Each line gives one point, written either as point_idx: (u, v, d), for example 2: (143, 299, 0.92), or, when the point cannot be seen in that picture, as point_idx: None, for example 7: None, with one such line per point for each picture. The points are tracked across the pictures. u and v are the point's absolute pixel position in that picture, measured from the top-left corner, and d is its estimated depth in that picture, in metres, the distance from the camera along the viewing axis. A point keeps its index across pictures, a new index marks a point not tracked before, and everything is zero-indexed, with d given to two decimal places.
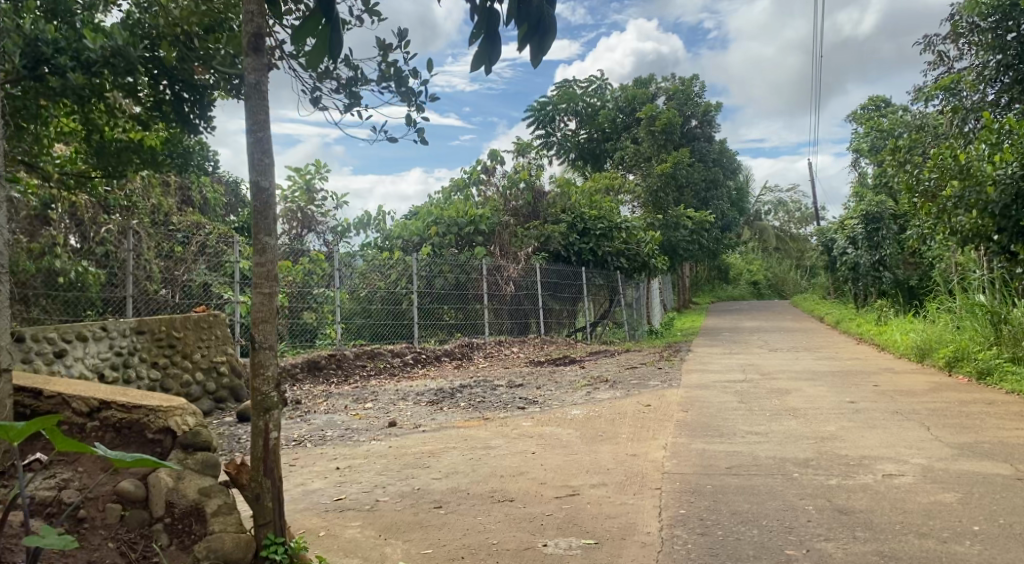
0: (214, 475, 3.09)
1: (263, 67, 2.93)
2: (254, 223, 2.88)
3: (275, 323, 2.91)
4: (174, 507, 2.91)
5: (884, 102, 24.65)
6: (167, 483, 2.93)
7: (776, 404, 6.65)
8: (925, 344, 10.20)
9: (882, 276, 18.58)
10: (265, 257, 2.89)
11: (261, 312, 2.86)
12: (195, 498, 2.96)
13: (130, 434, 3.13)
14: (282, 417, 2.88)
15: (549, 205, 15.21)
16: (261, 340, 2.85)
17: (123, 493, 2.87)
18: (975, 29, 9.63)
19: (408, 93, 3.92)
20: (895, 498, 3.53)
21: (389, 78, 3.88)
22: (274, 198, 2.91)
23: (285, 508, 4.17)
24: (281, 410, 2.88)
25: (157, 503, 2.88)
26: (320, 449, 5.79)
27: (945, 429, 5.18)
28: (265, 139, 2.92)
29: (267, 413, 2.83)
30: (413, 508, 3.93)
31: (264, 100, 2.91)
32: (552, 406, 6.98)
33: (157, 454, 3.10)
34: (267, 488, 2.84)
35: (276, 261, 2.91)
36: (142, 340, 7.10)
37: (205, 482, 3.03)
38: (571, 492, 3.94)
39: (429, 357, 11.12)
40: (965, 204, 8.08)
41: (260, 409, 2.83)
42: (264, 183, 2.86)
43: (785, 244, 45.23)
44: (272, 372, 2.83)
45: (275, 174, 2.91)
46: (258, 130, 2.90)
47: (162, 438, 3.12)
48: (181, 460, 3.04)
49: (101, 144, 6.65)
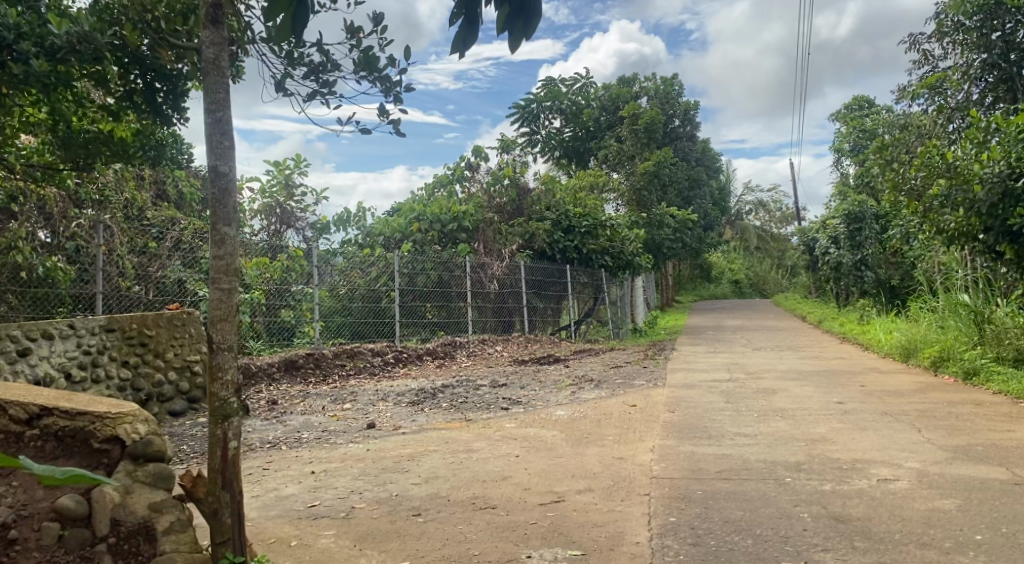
0: (168, 488, 2.89)
1: (222, 42, 2.77)
2: (212, 212, 2.73)
3: (234, 321, 2.77)
4: (120, 526, 2.71)
5: (867, 102, 24.73)
6: (112, 500, 2.72)
7: (764, 404, 6.54)
8: (910, 343, 10.16)
9: (865, 275, 18.60)
10: (223, 250, 2.73)
11: (220, 310, 2.71)
12: (145, 515, 2.76)
13: (73, 443, 2.85)
14: (242, 425, 2.78)
15: (533, 202, 15.04)
16: (219, 340, 2.71)
17: (62, 510, 2.66)
18: (960, 28, 9.58)
19: (381, 80, 3.66)
20: (892, 505, 3.40)
21: (361, 66, 3.64)
22: (232, 185, 2.75)
23: (256, 515, 3.98)
24: (241, 417, 2.78)
25: (101, 521, 2.68)
26: (296, 452, 5.59)
27: (936, 431, 5.08)
28: (224, 120, 2.73)
29: (226, 420, 2.74)
30: (390, 516, 3.75)
31: (223, 77, 2.73)
32: (536, 407, 6.83)
33: (104, 466, 2.84)
34: (225, 503, 2.77)
35: (235, 255, 2.76)
36: (113, 339, 6.84)
37: (157, 496, 2.83)
38: (557, 498, 3.77)
39: (410, 356, 10.91)
40: (953, 203, 8.02)
41: (218, 417, 2.73)
42: (224, 168, 2.69)
43: (767, 243, 45.43)
44: (232, 377, 2.72)
45: (234, 158, 2.73)
46: (217, 110, 2.71)
47: (110, 448, 2.87)
48: (130, 473, 2.83)
49: (69, 134, 6.39)
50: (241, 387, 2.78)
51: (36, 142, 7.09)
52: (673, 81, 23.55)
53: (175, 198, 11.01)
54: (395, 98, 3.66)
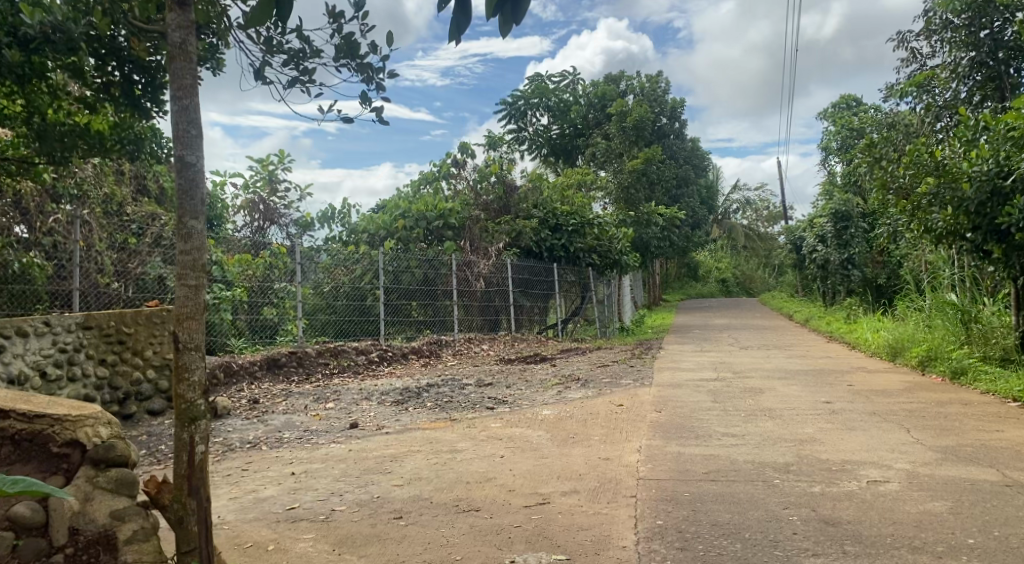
0: (130, 495, 2.78)
1: (188, 27, 2.67)
2: (178, 205, 2.61)
3: (202, 320, 2.64)
4: (79, 535, 2.66)
5: (854, 102, 24.81)
6: (71, 509, 2.66)
7: (751, 404, 6.48)
8: (896, 342, 10.17)
9: (851, 274, 18.65)
10: (190, 245, 2.61)
11: (186, 308, 2.59)
12: (105, 522, 2.72)
13: (30, 446, 2.73)
14: (210, 428, 2.65)
15: (521, 199, 14.95)
16: (186, 339, 2.58)
17: (16, 519, 2.57)
18: (948, 26, 9.58)
19: (362, 67, 3.54)
20: (882, 507, 3.35)
21: (343, 53, 3.53)
22: (200, 176, 2.64)
23: (233, 518, 3.87)
24: (209, 420, 2.65)
25: (58, 531, 2.62)
26: (277, 452, 5.49)
27: (925, 431, 5.05)
28: (191, 108, 2.61)
29: (193, 424, 2.60)
30: (371, 519, 3.66)
31: (189, 63, 2.63)
32: (522, 406, 6.74)
33: (63, 471, 2.73)
34: (192, 511, 2.65)
35: (203, 250, 2.64)
36: (90, 336, 6.69)
37: (119, 504, 2.75)
38: (542, 501, 3.69)
39: (395, 355, 10.80)
40: (940, 201, 8.02)
41: (185, 421, 2.58)
42: (190, 158, 2.58)
43: (753, 242, 45.62)
44: (200, 379, 2.59)
45: (202, 149, 2.62)
46: (182, 97, 2.59)
47: (69, 452, 2.74)
48: (90, 480, 2.72)
49: (44, 127, 6.18)
50: (209, 388, 2.65)
51: (12, 136, 6.96)
52: (660, 78, 23.53)
53: (156, 193, 10.88)
54: (379, 87, 3.56)
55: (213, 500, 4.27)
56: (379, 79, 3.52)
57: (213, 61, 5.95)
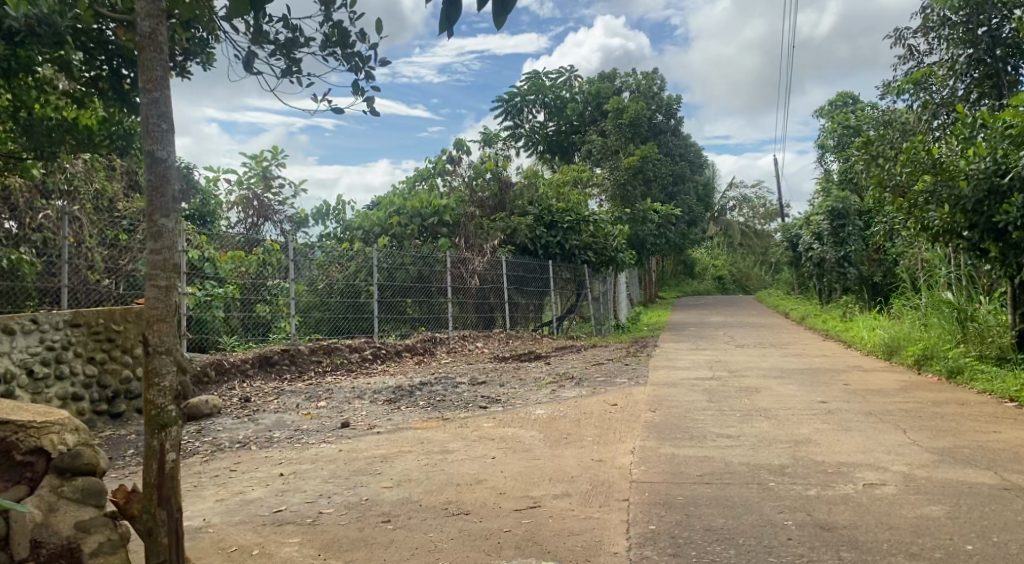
0: (97, 504, 2.81)
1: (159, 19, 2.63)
2: (148, 202, 2.57)
3: (172, 322, 2.62)
4: (41, 548, 2.62)
5: (851, 99, 24.77)
6: (34, 521, 2.62)
7: (747, 404, 6.42)
8: (893, 341, 10.12)
9: (847, 272, 18.60)
10: (161, 244, 2.57)
11: (157, 310, 2.55)
12: (70, 533, 2.69)
13: None
14: (181, 434, 2.63)
15: (516, 196, 14.87)
16: (156, 342, 2.55)
17: None
18: (946, 23, 9.52)
19: (353, 56, 3.51)
20: (879, 512, 3.29)
21: (333, 41, 3.50)
22: (171, 172, 2.59)
23: (218, 521, 3.80)
24: (180, 426, 2.63)
25: (20, 544, 2.57)
26: (266, 453, 5.41)
27: (921, 432, 4.99)
28: (161, 101, 2.57)
29: (163, 430, 2.58)
30: (359, 523, 3.58)
31: (160, 55, 2.58)
32: (515, 405, 6.67)
33: (27, 481, 2.70)
34: (161, 521, 2.62)
35: (174, 251, 2.61)
36: (78, 334, 6.60)
37: (84, 514, 2.75)
38: (532, 504, 3.63)
39: (389, 353, 10.71)
40: (937, 199, 7.97)
41: (155, 427, 2.56)
42: (160, 154, 2.54)
43: (750, 239, 45.59)
44: (171, 384, 2.56)
45: (173, 144, 2.58)
46: (153, 90, 2.55)
47: (34, 461, 2.72)
48: (56, 489, 2.73)
49: (31, 122, 6.07)
50: (179, 394, 2.63)
51: None
52: (657, 75, 23.44)
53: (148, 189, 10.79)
54: (370, 76, 3.55)
55: (199, 502, 4.20)
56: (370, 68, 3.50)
57: (202, 55, 5.86)
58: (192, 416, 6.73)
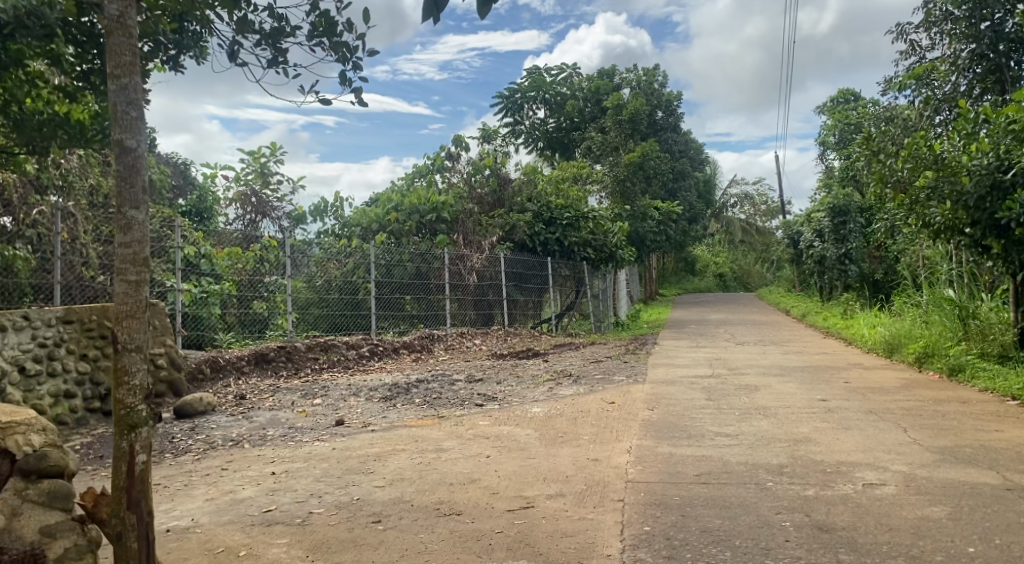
0: (64, 508, 2.73)
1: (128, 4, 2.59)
2: (117, 192, 2.51)
3: (142, 319, 2.54)
4: (5, 554, 2.54)
5: (853, 96, 24.67)
6: None
7: (746, 402, 6.35)
8: (893, 339, 10.05)
9: (848, 269, 18.53)
10: (130, 237, 2.51)
11: (126, 305, 2.49)
12: (34, 539, 2.62)
13: None
14: (152, 435, 2.55)
15: (515, 193, 14.81)
16: (126, 339, 2.47)
17: None
18: (948, 18, 9.44)
19: (339, 46, 3.57)
20: (879, 513, 3.22)
21: (319, 31, 3.56)
22: (140, 161, 2.54)
23: (206, 521, 3.74)
24: (151, 427, 2.54)
25: None
26: (258, 451, 5.35)
27: (922, 431, 4.92)
28: (130, 87, 2.52)
29: (134, 430, 2.49)
30: (349, 523, 3.52)
31: (128, 38, 2.54)
32: (512, 403, 6.61)
33: None
34: (131, 526, 2.54)
35: (143, 244, 2.55)
36: (70, 331, 6.55)
37: (50, 519, 2.68)
38: (526, 504, 3.56)
39: (387, 350, 10.64)
40: (939, 196, 7.91)
41: (124, 428, 2.48)
42: (129, 142, 2.49)
43: (751, 236, 45.52)
44: (141, 383, 2.50)
45: (142, 133, 2.53)
46: (121, 75, 2.50)
47: None
48: (20, 492, 2.65)
49: (22, 115, 5.97)
50: (150, 394, 2.56)
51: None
52: (657, 72, 23.34)
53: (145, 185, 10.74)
54: (356, 66, 3.62)
55: (188, 501, 4.14)
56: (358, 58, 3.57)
57: (194, 49, 5.82)
58: (185, 414, 6.66)
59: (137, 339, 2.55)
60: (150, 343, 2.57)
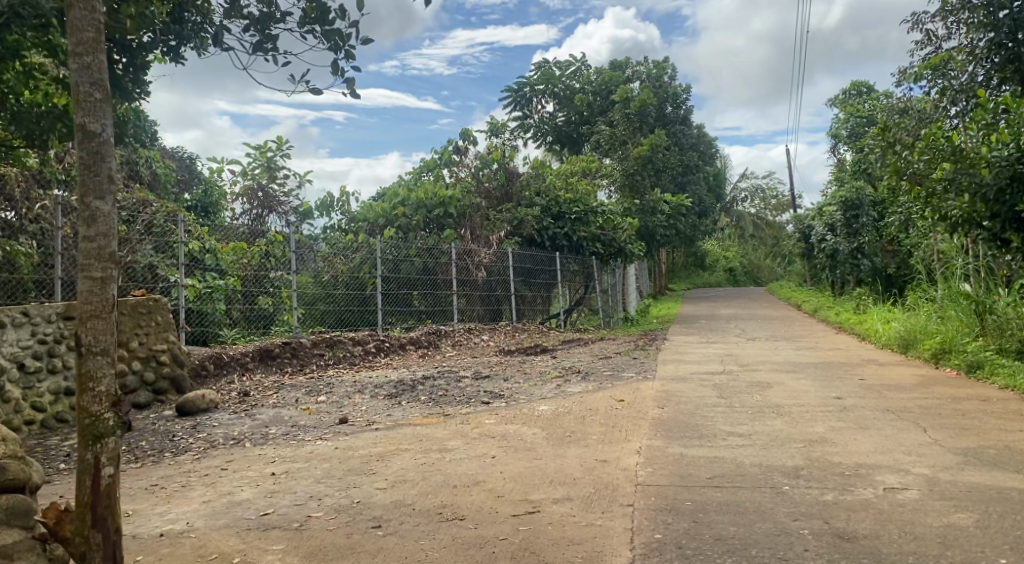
0: (24, 526, 2.67)
1: None
2: (81, 182, 2.51)
3: (108, 322, 2.52)
4: None
5: (866, 88, 24.31)
6: None
7: (759, 400, 6.18)
8: (909, 334, 9.84)
9: (861, 263, 18.29)
10: (94, 231, 2.49)
11: (89, 305, 2.47)
12: None
13: None
14: (119, 445, 2.53)
15: (523, 187, 14.64)
16: (91, 341, 2.47)
17: None
18: (966, 6, 9.20)
19: (330, 34, 3.67)
20: (901, 520, 3.07)
21: (311, 18, 3.66)
22: (106, 148, 2.54)
23: (201, 525, 3.62)
24: (118, 436, 2.53)
25: None
26: (259, 450, 5.24)
27: (944, 431, 4.75)
28: (93, 65, 2.52)
29: (99, 440, 2.48)
30: (348, 528, 3.39)
31: (91, 12, 2.55)
32: (519, 400, 6.47)
33: None
34: (97, 545, 2.55)
35: (109, 238, 2.53)
36: (70, 327, 6.45)
37: (9, 538, 2.59)
38: (531, 509, 3.43)
39: (392, 346, 10.50)
40: (957, 188, 7.65)
41: (90, 438, 2.47)
42: (92, 125, 2.49)
43: (761, 230, 45.19)
44: (106, 389, 2.48)
45: (106, 116, 2.52)
46: (83, 53, 2.51)
47: None
48: None
49: (18, 108, 5.89)
50: (117, 400, 2.54)
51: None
52: (666, 65, 23.11)
53: (149, 179, 10.69)
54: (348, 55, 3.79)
55: (184, 504, 4.02)
56: (350, 47, 3.74)
57: (196, 40, 5.71)
58: (188, 411, 6.56)
59: (103, 342, 2.52)
60: (116, 346, 2.53)
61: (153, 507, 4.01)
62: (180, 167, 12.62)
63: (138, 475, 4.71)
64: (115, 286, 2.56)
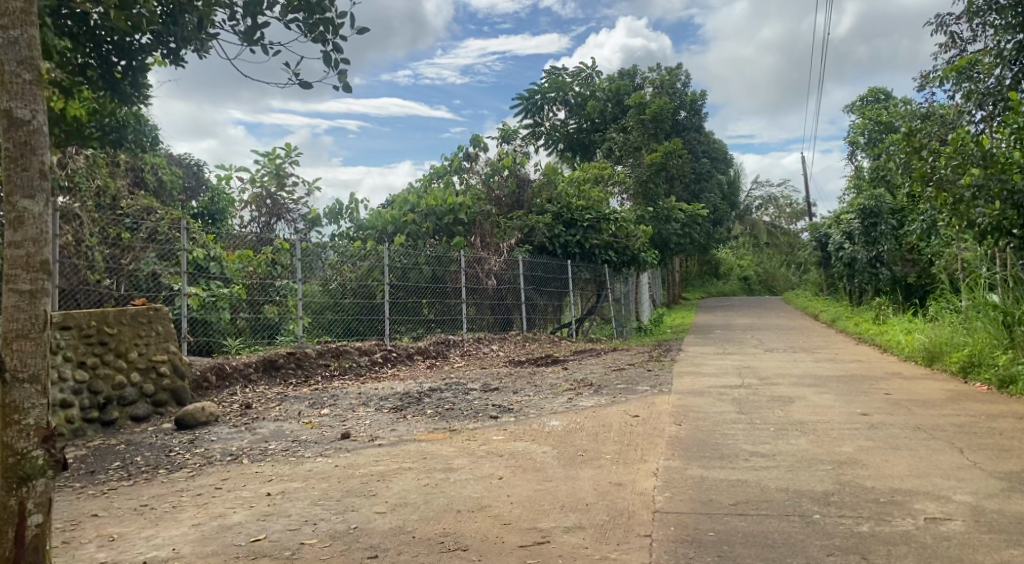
0: None
1: None
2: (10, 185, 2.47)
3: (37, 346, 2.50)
4: None
5: (883, 95, 23.95)
6: None
7: (780, 416, 5.90)
8: (933, 346, 9.51)
9: (879, 272, 17.93)
10: (20, 244, 2.45)
11: (16, 325, 2.45)
12: None
13: None
14: (45, 485, 2.52)
15: (534, 194, 14.44)
16: (14, 367, 2.43)
17: None
18: (993, 7, 8.92)
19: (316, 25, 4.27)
20: (949, 556, 2.79)
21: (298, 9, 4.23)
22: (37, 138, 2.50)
23: (188, 552, 3.38)
24: (46, 477, 2.51)
25: None
26: (257, 467, 5.01)
27: (982, 452, 4.45)
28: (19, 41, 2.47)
29: (26, 482, 2.46)
30: (342, 559, 3.13)
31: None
32: (528, 415, 6.22)
33: None
34: None
35: (39, 248, 2.50)
36: (68, 337, 6.27)
37: None
38: (540, 539, 3.17)
39: (400, 356, 10.26)
40: (988, 195, 7.38)
41: (15, 480, 2.44)
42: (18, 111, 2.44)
43: (775, 238, 44.79)
44: (35, 423, 2.46)
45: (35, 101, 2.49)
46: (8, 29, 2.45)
47: None
48: None
49: None
50: (46, 437, 2.52)
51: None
52: (679, 71, 22.86)
53: (155, 187, 10.56)
54: (334, 45, 4.37)
55: (173, 527, 3.78)
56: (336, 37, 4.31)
57: (196, 43, 5.53)
58: (187, 424, 6.36)
59: (33, 367, 2.49)
60: (47, 372, 2.51)
61: (140, 530, 3.77)
62: (187, 173, 12.47)
63: (128, 494, 4.49)
64: (49, 300, 2.54)
